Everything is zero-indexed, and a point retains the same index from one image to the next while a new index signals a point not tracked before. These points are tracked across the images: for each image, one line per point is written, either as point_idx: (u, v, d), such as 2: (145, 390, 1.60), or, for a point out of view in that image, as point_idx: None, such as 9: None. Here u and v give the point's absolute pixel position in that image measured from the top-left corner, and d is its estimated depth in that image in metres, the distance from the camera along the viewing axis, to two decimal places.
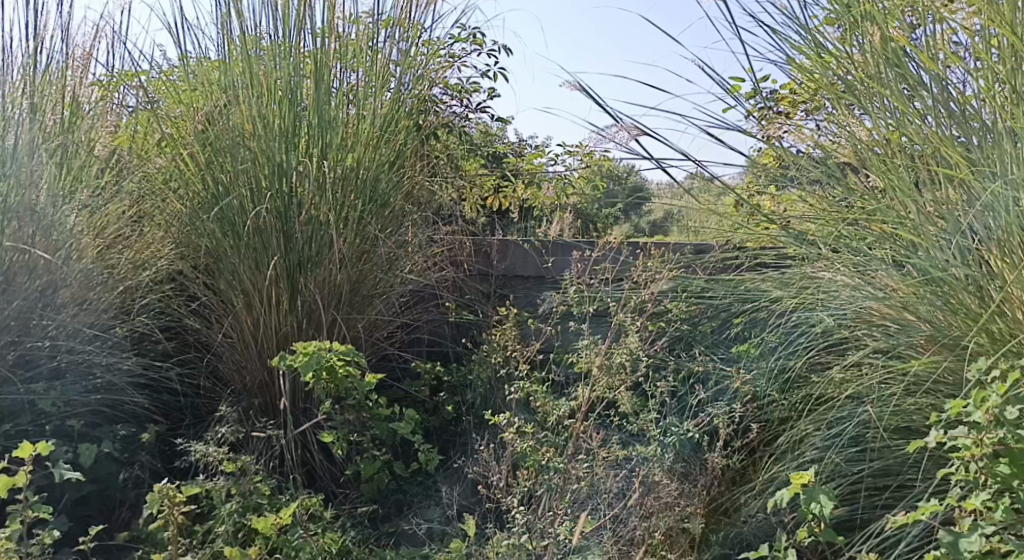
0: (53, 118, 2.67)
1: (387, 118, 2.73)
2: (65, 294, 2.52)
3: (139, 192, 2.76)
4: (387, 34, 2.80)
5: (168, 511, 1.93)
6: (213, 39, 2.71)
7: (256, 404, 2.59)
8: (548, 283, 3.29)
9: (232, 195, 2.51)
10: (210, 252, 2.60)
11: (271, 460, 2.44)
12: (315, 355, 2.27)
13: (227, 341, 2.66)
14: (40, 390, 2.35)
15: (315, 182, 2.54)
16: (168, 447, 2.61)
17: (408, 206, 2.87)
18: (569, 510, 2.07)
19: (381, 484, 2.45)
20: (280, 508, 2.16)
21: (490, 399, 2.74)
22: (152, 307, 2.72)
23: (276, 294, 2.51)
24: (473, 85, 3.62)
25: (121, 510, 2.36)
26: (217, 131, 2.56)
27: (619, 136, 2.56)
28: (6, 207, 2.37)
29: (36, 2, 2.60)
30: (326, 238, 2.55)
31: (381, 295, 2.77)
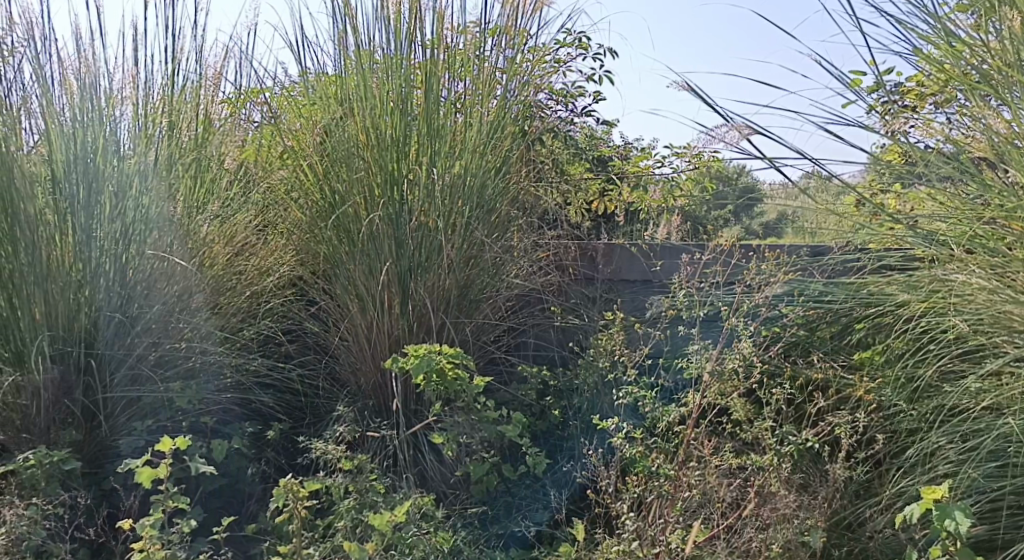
0: (189, 135, 2.86)
1: (494, 125, 2.77)
2: (200, 298, 2.69)
3: (265, 201, 2.93)
4: (494, 42, 2.83)
5: (294, 506, 2.00)
6: (331, 55, 2.84)
7: (370, 405, 2.68)
8: (656, 287, 3.26)
9: (347, 204, 2.62)
10: (327, 258, 2.73)
11: (385, 458, 2.53)
12: (426, 356, 2.34)
13: (343, 343, 2.77)
14: (177, 388, 2.53)
15: (425, 190, 2.62)
16: (291, 443, 2.72)
17: (515, 210, 2.91)
18: (681, 518, 2.03)
19: (490, 486, 2.46)
20: (394, 506, 2.22)
21: (597, 404, 2.72)
22: (276, 311, 2.89)
23: (388, 298, 2.60)
24: (578, 90, 3.61)
25: (249, 503, 2.50)
26: (334, 142, 2.68)
27: (729, 136, 2.49)
28: (148, 218, 2.58)
29: (174, 27, 2.80)
30: (435, 243, 2.61)
31: (488, 298, 2.82)
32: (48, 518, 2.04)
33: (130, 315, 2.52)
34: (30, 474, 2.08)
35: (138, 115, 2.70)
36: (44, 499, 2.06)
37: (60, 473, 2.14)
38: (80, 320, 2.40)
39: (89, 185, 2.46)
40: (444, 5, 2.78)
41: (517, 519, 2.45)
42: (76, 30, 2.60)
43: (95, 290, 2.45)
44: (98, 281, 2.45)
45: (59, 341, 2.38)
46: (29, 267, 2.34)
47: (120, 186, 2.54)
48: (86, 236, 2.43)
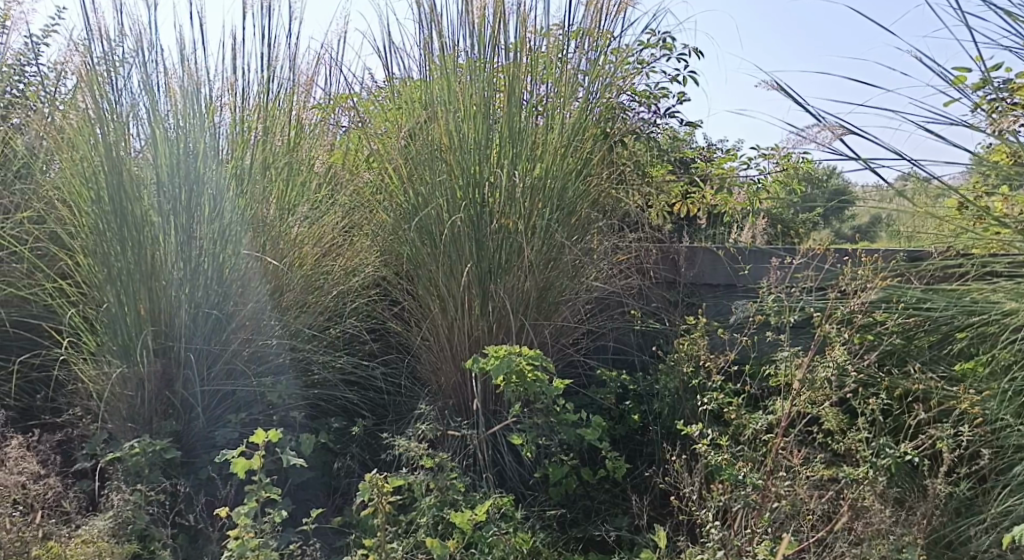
0: (282, 139, 2.96)
1: (576, 127, 2.76)
2: (290, 297, 2.81)
3: (351, 204, 3.00)
4: (576, 45, 2.83)
5: (379, 500, 2.05)
6: (416, 60, 2.89)
7: (451, 405, 2.72)
8: (740, 290, 3.21)
9: (430, 206, 2.67)
10: (410, 259, 2.78)
11: (465, 458, 2.56)
12: (506, 357, 2.35)
13: (424, 343, 2.82)
14: (268, 384, 2.65)
15: (506, 192, 2.64)
16: (375, 439, 2.78)
17: (594, 213, 2.87)
18: (769, 529, 1.99)
19: (569, 488, 2.45)
20: (475, 505, 2.25)
21: (678, 409, 2.67)
22: (361, 311, 2.99)
23: (468, 299, 2.63)
24: (661, 91, 3.56)
25: (335, 496, 2.60)
26: (417, 145, 2.73)
27: (821, 136, 2.40)
28: (242, 219, 2.70)
29: (269, 36, 2.91)
30: (515, 246, 2.63)
31: (567, 301, 2.82)
32: (151, 504, 2.16)
33: (226, 312, 2.63)
34: (134, 461, 2.21)
35: (235, 121, 2.83)
36: (148, 486, 2.18)
37: (161, 461, 2.26)
38: (180, 316, 2.53)
39: (190, 188, 2.58)
40: (527, 8, 2.80)
41: (596, 523, 2.43)
42: (180, 40, 2.74)
43: (194, 288, 2.57)
44: (197, 279, 2.57)
45: (162, 336, 2.51)
46: (136, 265, 2.48)
47: (218, 189, 2.66)
48: (185, 237, 2.56)
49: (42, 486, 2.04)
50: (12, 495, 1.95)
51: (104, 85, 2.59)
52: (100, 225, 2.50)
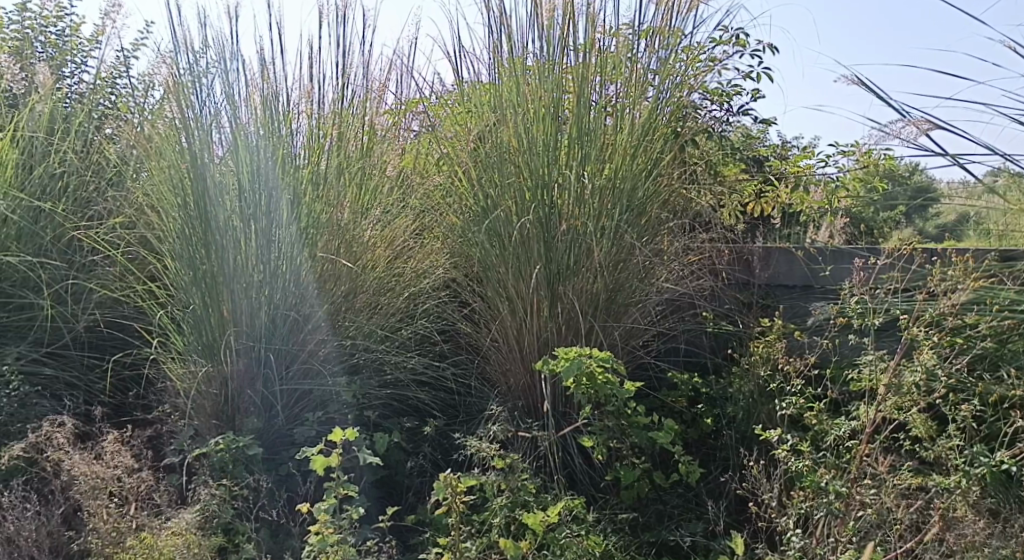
0: (355, 144, 2.99)
1: (646, 127, 2.73)
2: (363, 298, 2.87)
3: (422, 207, 3.05)
4: (647, 44, 2.79)
5: (452, 500, 2.09)
6: (486, 64, 2.91)
7: (520, 406, 2.73)
8: (818, 291, 3.12)
9: (500, 208, 2.69)
10: (480, 261, 2.80)
11: (536, 459, 2.57)
12: (576, 359, 2.34)
13: (494, 344, 2.84)
14: (344, 383, 2.72)
15: (576, 193, 2.63)
16: (446, 440, 2.81)
17: (664, 213, 2.83)
18: (853, 539, 1.93)
19: (641, 492, 2.43)
20: (546, 507, 2.25)
21: (753, 413, 2.62)
22: (431, 312, 3.02)
23: (536, 302, 2.64)
24: (734, 88, 3.48)
25: (407, 495, 2.65)
26: (487, 148, 2.76)
27: (905, 132, 2.31)
28: (319, 222, 2.76)
29: (344, 43, 2.98)
30: (584, 247, 2.62)
31: (637, 302, 2.78)
32: (236, 498, 2.24)
33: (303, 313, 2.71)
34: (220, 457, 2.30)
35: (311, 128, 2.90)
36: (232, 481, 2.27)
37: (244, 457, 2.34)
38: (260, 318, 2.61)
39: (268, 193, 2.67)
40: (596, 8, 2.79)
41: (670, 527, 2.40)
42: (259, 50, 2.84)
43: (273, 290, 2.65)
44: (276, 281, 2.65)
45: (243, 336, 2.60)
46: (218, 268, 2.58)
47: (295, 194, 2.73)
48: (265, 241, 2.64)
49: (136, 479, 2.14)
50: (108, 487, 2.07)
51: (189, 95, 2.70)
52: (186, 230, 2.61)
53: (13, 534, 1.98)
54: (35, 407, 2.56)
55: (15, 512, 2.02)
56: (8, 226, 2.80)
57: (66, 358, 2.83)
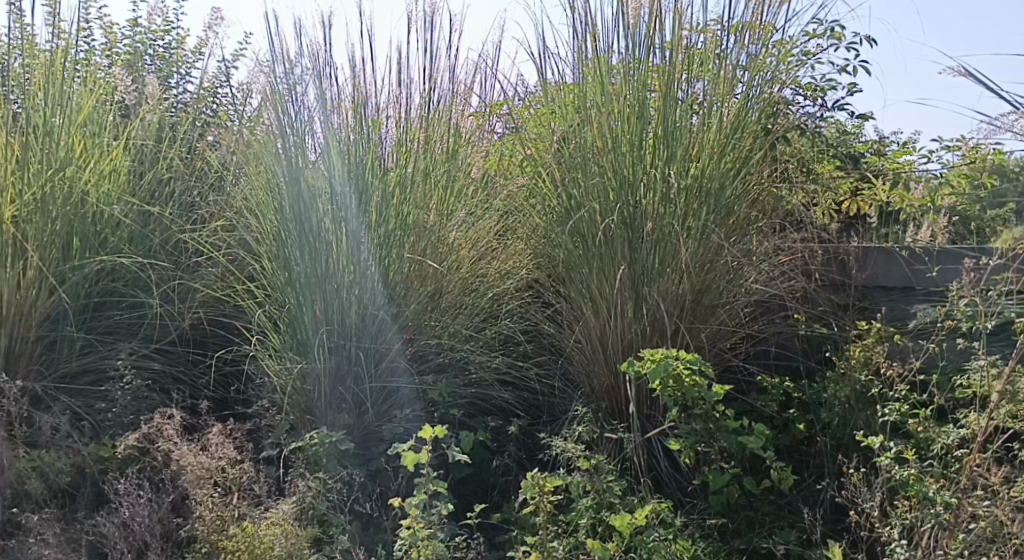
0: (441, 147, 3.03)
1: (735, 124, 2.67)
2: (448, 299, 2.92)
3: (506, 208, 3.09)
4: (736, 39, 2.73)
5: (539, 499, 2.13)
6: (570, 65, 2.90)
7: (604, 408, 2.72)
8: (919, 294, 2.99)
9: (584, 208, 2.68)
10: (564, 262, 2.80)
11: (621, 461, 2.55)
12: (663, 361, 2.31)
13: (577, 345, 2.83)
14: (430, 381, 2.77)
15: (662, 193, 2.60)
16: (531, 439, 2.82)
17: (753, 212, 2.76)
18: (963, 553, 1.84)
19: (731, 497, 2.37)
20: (632, 509, 2.24)
21: (850, 419, 2.53)
22: (515, 312, 3.05)
23: (621, 304, 2.62)
24: (829, 83, 3.36)
25: (493, 493, 2.67)
26: (572, 148, 2.76)
27: (1019, 125, 2.19)
28: (406, 224, 2.82)
29: (431, 47, 3.03)
30: (670, 247, 2.58)
31: (724, 304, 2.73)
32: (330, 491, 2.31)
33: (391, 313, 2.78)
34: (315, 451, 2.39)
35: (399, 134, 2.94)
36: (327, 474, 2.34)
37: (338, 451, 2.43)
38: (351, 317, 2.69)
39: (358, 197, 2.75)
40: (684, 5, 2.74)
41: (762, 535, 2.34)
42: (351, 57, 2.92)
43: (363, 290, 2.72)
44: (365, 282, 2.72)
45: (335, 335, 2.69)
46: (312, 270, 2.67)
47: (384, 196, 2.80)
48: (356, 243, 2.72)
49: (238, 470, 2.24)
50: (213, 476, 2.18)
51: (285, 102, 2.81)
52: (282, 232, 2.72)
53: (128, 519, 2.10)
54: (147, 401, 2.71)
55: (129, 498, 2.14)
56: (122, 229, 2.97)
57: (173, 354, 2.99)
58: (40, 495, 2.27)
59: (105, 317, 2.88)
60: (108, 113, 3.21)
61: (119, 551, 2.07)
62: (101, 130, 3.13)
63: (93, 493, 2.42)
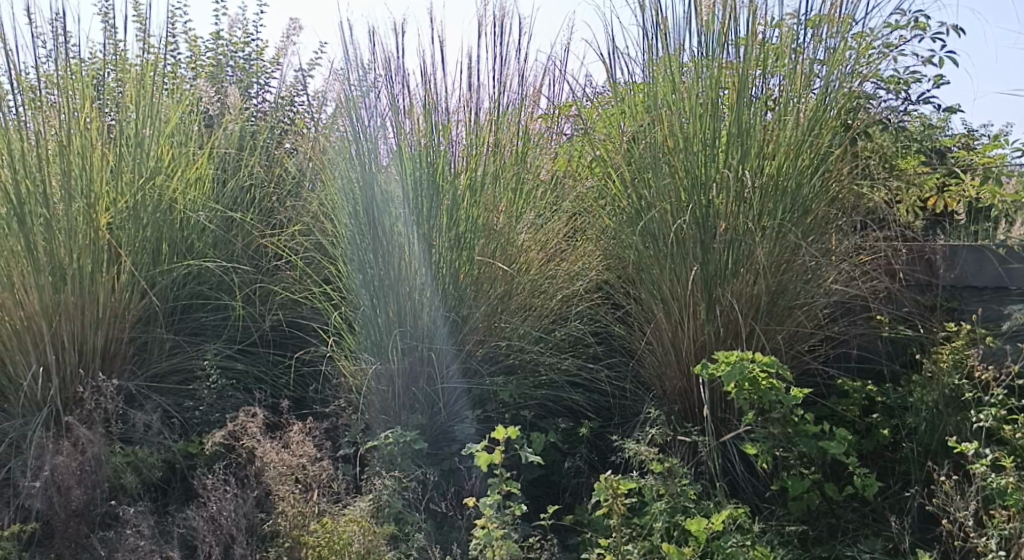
0: (510, 149, 3.05)
1: (813, 120, 2.59)
2: (518, 300, 2.93)
3: (575, 209, 3.10)
4: (813, 33, 2.66)
5: (613, 501, 2.11)
6: (640, 63, 2.87)
7: (677, 410, 2.69)
8: (1013, 295, 2.86)
9: (655, 209, 2.65)
10: (634, 263, 2.78)
11: (695, 465, 2.52)
12: (738, 364, 2.25)
13: (648, 347, 2.81)
14: (501, 382, 2.80)
15: (735, 192, 2.54)
16: (602, 441, 2.82)
17: (833, 211, 2.67)
18: None
19: (811, 504, 2.31)
20: (708, 514, 2.20)
21: (938, 425, 2.43)
22: (585, 314, 3.04)
23: (693, 305, 2.58)
24: (913, 75, 3.24)
25: (564, 495, 2.67)
26: (642, 148, 2.73)
27: None
28: (476, 226, 2.85)
29: (501, 50, 3.06)
30: (744, 247, 2.53)
31: (802, 305, 2.65)
32: (406, 490, 2.36)
33: (462, 315, 2.81)
34: (390, 450, 2.44)
35: (469, 137, 2.97)
36: (402, 473, 2.39)
37: (412, 451, 2.47)
38: (423, 319, 2.73)
39: (428, 200, 2.78)
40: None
41: (845, 543, 2.27)
42: (423, 62, 2.97)
43: (434, 292, 2.76)
44: (436, 285, 2.77)
45: (407, 336, 2.72)
46: (386, 272, 2.73)
47: (455, 199, 2.83)
48: (427, 244, 2.76)
49: (318, 468, 2.30)
50: (294, 474, 2.24)
51: (359, 108, 2.88)
52: (357, 237, 2.79)
53: (216, 513, 2.18)
54: (232, 399, 2.83)
55: (217, 493, 2.23)
56: (207, 234, 3.13)
57: (254, 355, 3.10)
58: (134, 490, 2.38)
59: (192, 318, 3.02)
60: (193, 124, 3.34)
61: (207, 543, 2.16)
62: (187, 140, 3.27)
63: (182, 487, 2.53)
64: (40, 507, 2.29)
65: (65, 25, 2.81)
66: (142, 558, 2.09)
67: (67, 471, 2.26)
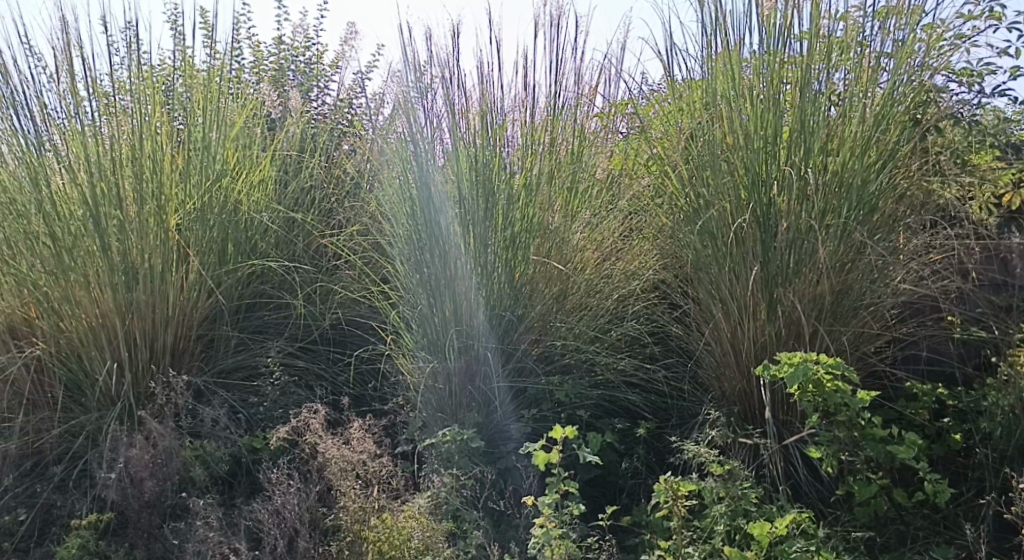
0: (566, 148, 3.04)
1: (880, 116, 2.52)
2: (573, 300, 2.93)
3: (632, 208, 3.08)
4: (881, 25, 2.59)
5: (673, 503, 2.12)
6: (698, 60, 2.84)
7: (736, 412, 2.64)
8: None
9: (713, 207, 2.60)
10: (692, 263, 2.74)
11: (756, 468, 2.47)
12: (802, 365, 2.19)
13: (707, 348, 2.77)
14: (556, 382, 2.80)
15: (798, 191, 2.49)
16: (660, 443, 2.79)
17: (901, 208, 2.59)
18: None
19: (879, 510, 2.24)
20: (770, 518, 2.15)
21: (1014, 430, 2.34)
22: (641, 314, 3.02)
23: (753, 305, 2.53)
24: (987, 66, 3.11)
25: (621, 496, 2.65)
26: (700, 145, 2.69)
27: None
28: (532, 226, 2.86)
29: (558, 49, 3.05)
30: (806, 246, 2.47)
31: (868, 305, 2.58)
32: (464, 488, 2.37)
33: (518, 314, 2.82)
34: (447, 448, 2.46)
35: (524, 137, 2.97)
36: (460, 471, 2.40)
37: (469, 449, 2.49)
38: (479, 318, 2.74)
39: (485, 199, 2.79)
40: None
41: (915, 551, 2.20)
42: (479, 63, 2.99)
43: (490, 292, 2.78)
44: (492, 284, 2.78)
45: (464, 335, 2.73)
46: (442, 271, 2.75)
47: (510, 198, 2.84)
48: (483, 243, 2.77)
49: (378, 464, 2.33)
50: (355, 469, 2.28)
51: (416, 109, 2.92)
52: (414, 236, 2.82)
53: (280, 506, 2.24)
54: (293, 396, 2.88)
55: (281, 487, 2.28)
56: (270, 234, 3.21)
57: (314, 352, 3.15)
58: (203, 483, 2.46)
59: (255, 317, 3.11)
60: (256, 127, 3.43)
61: (272, 536, 2.21)
62: (251, 143, 3.35)
63: (248, 481, 2.60)
64: (115, 498, 2.38)
65: (137, 33, 2.92)
66: (209, 549, 2.16)
67: (140, 463, 2.35)
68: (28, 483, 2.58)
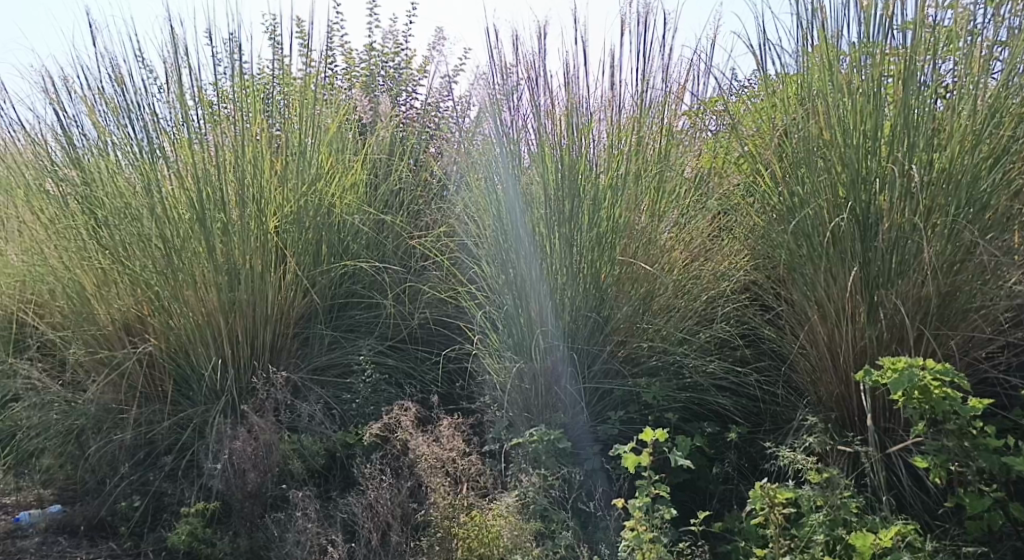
0: (653, 148, 2.97)
1: (993, 109, 2.38)
2: (661, 301, 2.88)
3: (722, 207, 3.01)
4: (994, 13, 2.45)
5: (770, 511, 2.05)
6: (793, 54, 2.75)
7: (833, 418, 2.54)
8: None
9: (809, 206, 2.51)
10: (786, 263, 2.66)
11: (857, 477, 2.38)
12: (907, 371, 2.08)
13: (802, 351, 2.68)
14: (644, 384, 2.76)
15: (901, 188, 2.37)
16: (752, 448, 2.72)
17: (1017, 205, 2.38)
18: None
19: (993, 524, 2.11)
20: (873, 529, 2.07)
21: None
22: (732, 316, 2.95)
23: (852, 307, 2.43)
24: None
25: (712, 501, 2.59)
26: (795, 142, 2.60)
27: None
28: (617, 227, 2.80)
29: (645, 47, 3.00)
30: (910, 246, 2.35)
31: (980, 308, 2.42)
32: (551, 488, 2.37)
33: (603, 315, 2.79)
34: (535, 447, 2.46)
35: (611, 136, 2.93)
36: (548, 471, 2.40)
37: (556, 450, 2.48)
38: (564, 318, 2.74)
39: (570, 200, 2.77)
40: None
41: None
42: (565, 62, 2.98)
43: (575, 293, 2.75)
44: (577, 285, 2.75)
45: (549, 336, 2.73)
46: (528, 271, 2.78)
47: (596, 198, 2.80)
48: (567, 244, 2.75)
49: (467, 462, 2.36)
50: (445, 467, 2.32)
51: (503, 109, 2.98)
52: (500, 237, 2.88)
53: (374, 500, 2.29)
54: (384, 393, 2.94)
55: (374, 482, 2.34)
56: (361, 236, 3.30)
57: (404, 352, 3.21)
58: (301, 475, 2.55)
59: (347, 315, 3.20)
60: (348, 132, 3.53)
61: (366, 530, 2.28)
62: (344, 147, 3.45)
63: (342, 474, 2.68)
64: (220, 487, 2.49)
65: (238, 43, 3.05)
66: (308, 540, 2.24)
67: (243, 455, 2.46)
68: (141, 471, 2.73)
